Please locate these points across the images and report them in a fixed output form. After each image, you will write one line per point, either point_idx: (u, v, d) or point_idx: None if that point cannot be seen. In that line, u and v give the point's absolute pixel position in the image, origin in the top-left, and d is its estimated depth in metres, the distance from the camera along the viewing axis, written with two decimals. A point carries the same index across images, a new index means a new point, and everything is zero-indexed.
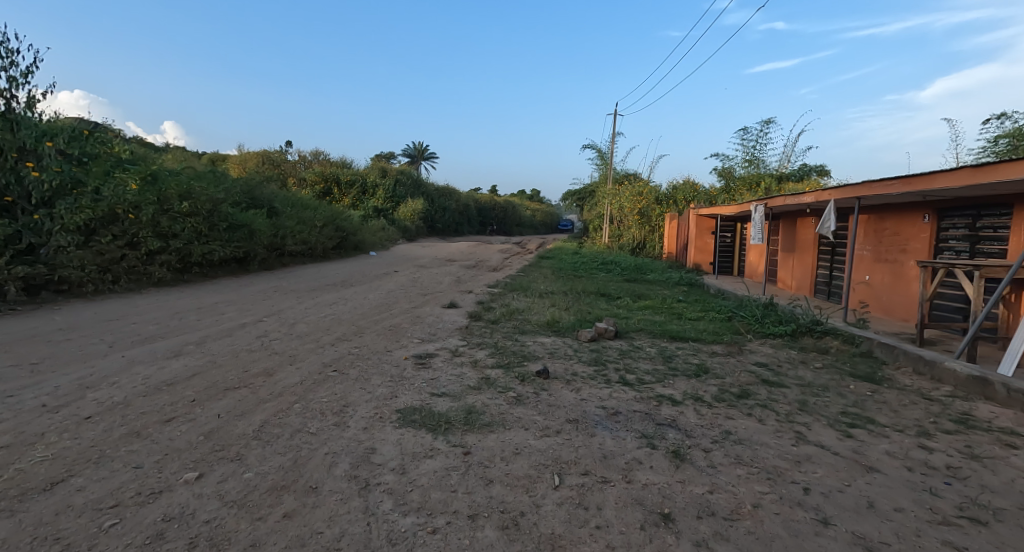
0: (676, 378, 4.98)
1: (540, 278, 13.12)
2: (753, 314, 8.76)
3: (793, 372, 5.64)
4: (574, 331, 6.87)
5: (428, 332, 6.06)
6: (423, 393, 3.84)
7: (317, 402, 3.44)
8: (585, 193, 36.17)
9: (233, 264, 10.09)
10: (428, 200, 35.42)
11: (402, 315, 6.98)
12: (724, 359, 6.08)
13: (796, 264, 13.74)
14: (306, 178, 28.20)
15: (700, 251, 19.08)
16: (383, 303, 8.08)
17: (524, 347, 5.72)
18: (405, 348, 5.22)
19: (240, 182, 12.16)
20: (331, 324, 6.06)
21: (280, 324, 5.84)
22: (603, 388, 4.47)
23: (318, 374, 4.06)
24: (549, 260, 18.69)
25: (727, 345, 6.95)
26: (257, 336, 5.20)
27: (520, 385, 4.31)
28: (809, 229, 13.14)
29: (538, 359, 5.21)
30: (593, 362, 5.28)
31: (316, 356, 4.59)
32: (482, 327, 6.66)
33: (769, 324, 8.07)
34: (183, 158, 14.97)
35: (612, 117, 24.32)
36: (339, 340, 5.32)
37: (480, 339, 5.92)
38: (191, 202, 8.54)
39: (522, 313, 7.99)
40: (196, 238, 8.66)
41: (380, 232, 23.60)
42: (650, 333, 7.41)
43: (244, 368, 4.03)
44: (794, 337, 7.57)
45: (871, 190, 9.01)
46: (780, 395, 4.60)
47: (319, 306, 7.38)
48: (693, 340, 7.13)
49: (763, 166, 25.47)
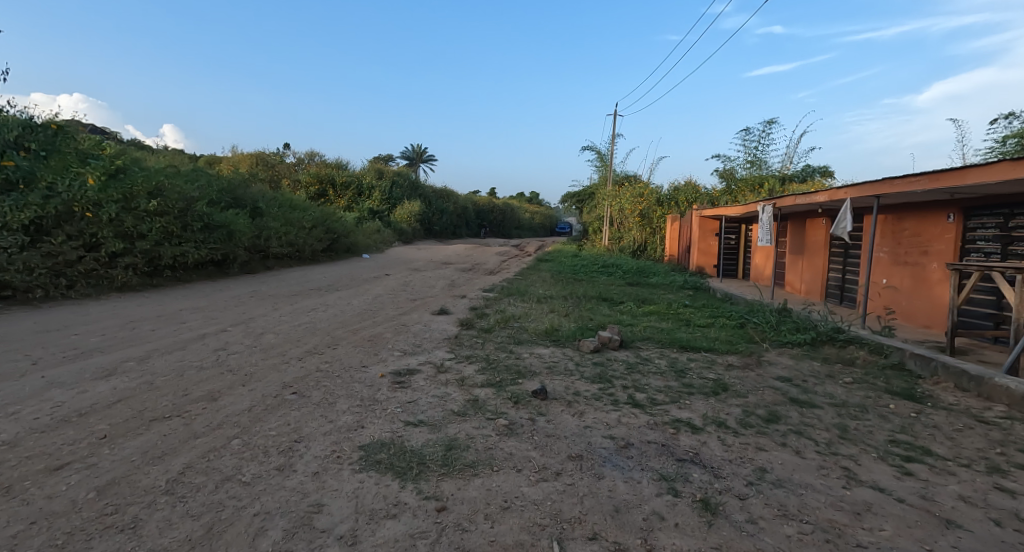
0: (692, 398, 4.35)
1: (538, 281, 12.50)
2: (768, 321, 8.13)
3: (822, 388, 5.00)
4: (575, 341, 6.24)
5: (412, 343, 5.44)
6: (395, 420, 3.22)
7: (262, 436, 2.81)
8: (584, 195, 35.60)
9: (211, 267, 9.46)
10: (425, 202, 34.86)
11: (386, 324, 6.35)
12: (743, 372, 5.46)
13: (806, 266, 13.12)
14: (301, 180, 27.63)
15: (704, 253, 18.43)
16: (367, 309, 7.44)
17: (519, 360, 5.09)
18: (383, 364, 4.60)
19: (222, 182, 11.53)
20: (305, 333, 5.44)
21: (246, 335, 5.22)
22: (610, 411, 3.84)
23: (273, 397, 3.42)
24: (547, 263, 18.05)
25: (743, 356, 6.32)
26: (214, 349, 4.58)
27: (513, 409, 3.68)
28: (820, 230, 12.53)
29: (534, 375, 4.59)
30: (596, 378, 4.66)
31: (276, 374, 3.96)
32: (473, 336, 6.04)
33: (785, 332, 7.46)
34: (167, 157, 14.37)
35: (612, 117, 23.78)
36: (308, 354, 4.69)
37: (470, 351, 5.30)
38: (160, 201, 7.91)
39: (518, 321, 7.36)
40: (166, 240, 8.04)
41: (376, 235, 23.02)
42: (657, 343, 6.78)
43: (184, 391, 3.40)
44: (815, 347, 6.94)
45: (893, 187, 8.39)
46: (814, 419, 3.98)
47: (296, 314, 6.74)
48: (705, 351, 6.50)
49: (767, 167, 24.91)
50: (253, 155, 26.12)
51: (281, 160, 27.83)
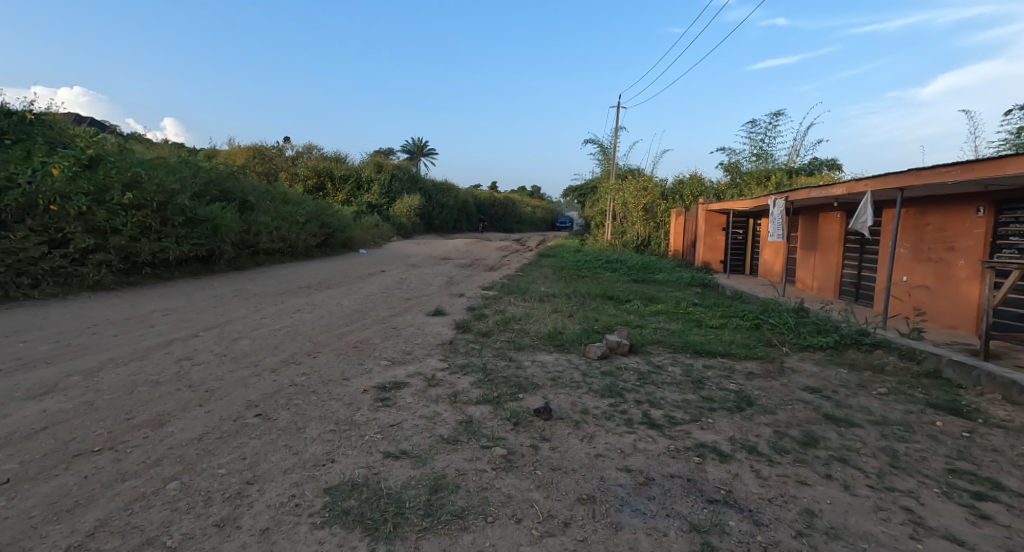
0: (715, 416, 3.85)
1: (540, 279, 11.99)
2: (785, 323, 7.62)
3: (856, 402, 4.50)
4: (581, 345, 5.73)
5: (401, 350, 4.94)
6: (373, 451, 2.73)
7: (207, 475, 2.31)
8: (586, 189, 35.03)
9: (194, 264, 8.98)
10: (425, 196, 34.30)
11: (375, 327, 5.85)
12: (767, 383, 4.95)
13: (819, 263, 12.60)
14: (299, 173, 27.07)
15: (710, 248, 17.90)
16: (357, 310, 6.94)
17: (520, 371, 4.59)
18: (367, 376, 4.09)
19: (209, 174, 11.02)
20: (285, 339, 4.95)
21: (218, 341, 4.72)
22: (624, 435, 3.34)
23: (232, 421, 2.93)
24: (549, 258, 17.52)
25: (763, 362, 5.82)
26: (178, 358, 4.08)
27: (512, 433, 3.19)
28: (835, 225, 11.99)
29: (536, 388, 4.10)
30: (606, 392, 4.15)
31: (242, 390, 3.46)
32: (470, 341, 5.54)
33: (806, 335, 6.94)
34: (155, 149, 13.84)
35: (615, 109, 23.19)
36: (285, 364, 4.19)
37: (466, 359, 4.80)
38: (137, 193, 7.42)
39: (519, 323, 6.86)
40: (143, 235, 7.55)
41: (374, 229, 22.50)
42: (669, 347, 6.28)
43: (127, 411, 2.90)
44: (839, 351, 6.44)
45: (920, 178, 7.84)
46: (857, 442, 3.48)
47: (279, 316, 6.24)
48: (722, 356, 5.99)
49: (773, 160, 24.30)
50: (249, 148, 25.56)
51: (278, 153, 27.29)
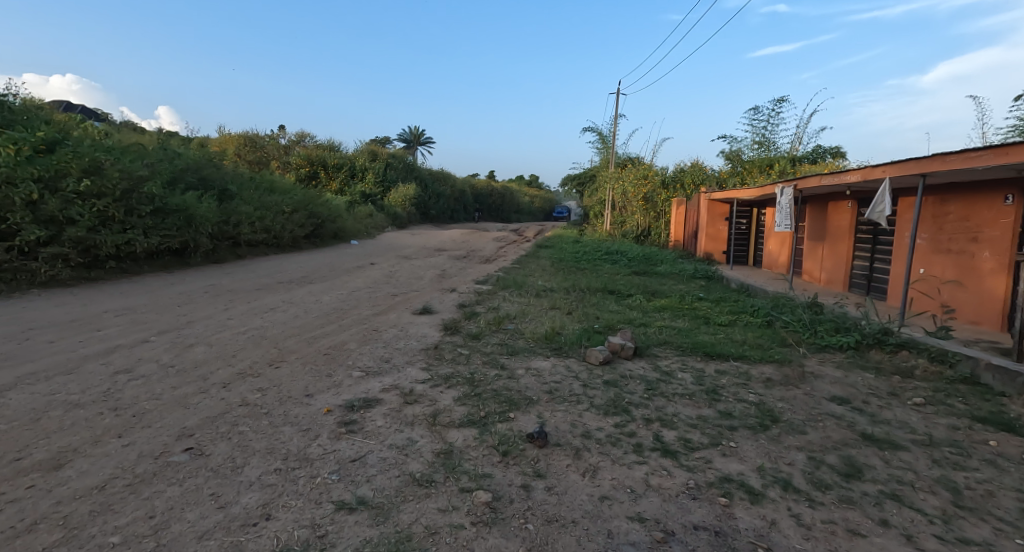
0: (738, 438, 3.31)
1: (537, 271, 11.42)
2: (800, 320, 7.08)
3: (893, 415, 3.96)
4: (580, 349, 5.20)
5: (378, 357, 4.39)
6: (323, 501, 2.18)
7: (92, 547, 1.77)
8: (585, 178, 34.33)
9: (166, 257, 8.47)
10: (421, 185, 33.65)
11: (353, 329, 5.29)
12: (789, 392, 4.42)
13: (828, 253, 12.05)
14: (291, 161, 26.41)
15: (713, 239, 17.32)
16: (337, 309, 6.38)
17: (512, 382, 4.05)
18: (334, 392, 3.54)
19: (186, 162, 10.42)
20: (247, 345, 4.39)
21: (169, 348, 4.17)
22: (633, 467, 2.79)
23: (153, 458, 2.38)
24: (547, 249, 16.99)
25: (781, 366, 5.30)
26: (114, 371, 3.53)
27: (499, 469, 2.64)
28: (845, 214, 11.42)
29: (529, 405, 3.55)
30: (611, 408, 3.62)
31: (179, 413, 2.91)
32: (457, 345, 4.99)
33: (823, 335, 6.41)
34: (133, 136, 13.21)
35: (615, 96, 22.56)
36: (240, 376, 3.64)
37: (451, 368, 4.25)
38: (97, 180, 6.92)
39: (513, 323, 6.30)
40: (104, 225, 7.09)
41: (367, 219, 21.90)
42: (676, 349, 5.73)
43: (21, 447, 2.36)
44: (861, 353, 5.90)
45: (946, 164, 7.25)
46: (909, 472, 2.94)
47: (249, 316, 5.69)
48: (735, 359, 5.45)
49: (775, 148, 23.66)
50: (240, 136, 24.85)
51: (269, 141, 26.60)
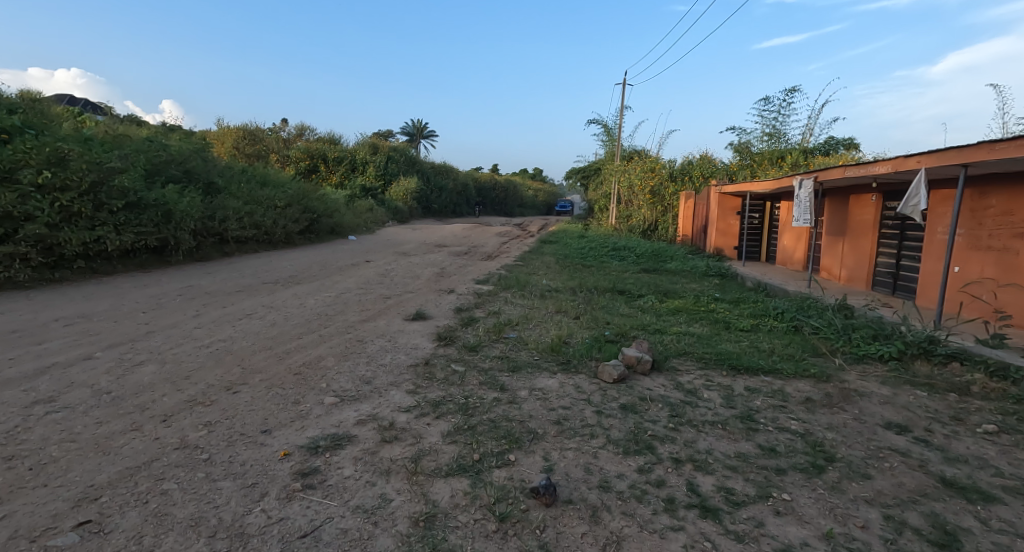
0: (790, 487, 2.69)
1: (541, 270, 10.79)
2: (830, 325, 6.44)
3: (966, 449, 3.33)
4: (591, 364, 4.60)
5: (357, 377, 3.78)
6: None
7: None
8: (589, 171, 33.59)
9: (144, 255, 7.93)
10: (423, 178, 32.99)
11: (335, 341, 4.69)
12: (835, 417, 3.80)
13: (848, 250, 11.37)
14: (290, 155, 25.82)
15: (724, 234, 16.63)
16: (321, 315, 5.78)
17: (513, 409, 3.43)
18: (297, 426, 2.93)
19: (169, 154, 9.84)
20: (206, 363, 3.79)
21: (113, 368, 3.58)
22: (667, 537, 2.18)
23: (29, 541, 1.80)
24: (551, 245, 16.34)
25: (817, 382, 4.68)
26: (32, 400, 2.93)
27: (493, 547, 2.04)
28: (869, 209, 10.72)
29: (533, 442, 2.94)
30: (632, 446, 3.01)
31: (90, 463, 2.31)
32: (451, 360, 4.37)
33: (860, 343, 5.77)
34: (119, 127, 12.63)
35: (621, 87, 21.82)
36: (186, 406, 3.04)
37: (442, 391, 3.65)
38: (59, 171, 6.39)
39: (515, 330, 5.69)
40: (68, 222, 6.55)
41: (367, 213, 21.28)
42: (698, 362, 5.10)
43: None
44: (905, 364, 5.27)
45: (993, 153, 6.56)
46: (1016, 540, 2.31)
47: (219, 324, 5.09)
48: (765, 374, 4.84)
49: (786, 140, 22.91)
50: (238, 128, 24.24)
51: (268, 133, 26.01)
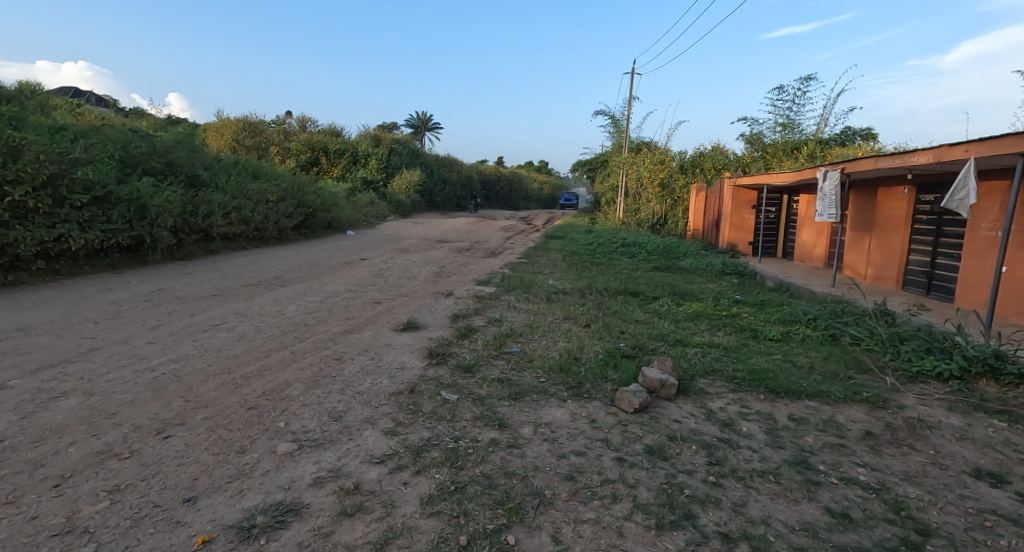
0: None
1: (547, 268, 10.09)
2: (873, 335, 5.72)
3: None
4: (607, 389, 3.90)
5: (325, 412, 3.10)
6: None
7: None
8: (595, 163, 32.80)
9: (115, 255, 7.33)
10: (427, 171, 32.30)
11: (307, 361, 4.02)
12: (910, 460, 3.09)
13: (876, 247, 10.59)
14: (291, 148, 25.17)
15: (738, 228, 15.85)
16: (299, 325, 5.13)
17: (514, 457, 2.76)
18: (233, 491, 2.27)
19: (149, 145, 9.21)
20: (141, 394, 3.13)
21: (24, 402, 2.93)
22: None
23: None
24: (558, 241, 15.63)
25: (874, 410, 3.97)
26: None
27: None
28: (901, 202, 9.92)
29: (537, 515, 2.27)
30: (666, 516, 2.33)
31: None
32: (441, 386, 3.68)
33: (912, 357, 5.03)
34: (103, 117, 12.00)
35: (630, 75, 20.98)
36: (95, 461, 2.39)
37: (427, 431, 2.98)
38: (10, 163, 5.85)
39: (518, 343, 5.00)
40: (21, 220, 5.99)
41: (368, 207, 20.64)
42: (729, 383, 4.40)
43: None
44: (969, 384, 4.54)
45: None
46: None
47: (179, 338, 4.44)
48: (809, 398, 4.14)
49: (801, 130, 22.03)
50: (238, 121, 23.58)
51: (268, 126, 25.34)
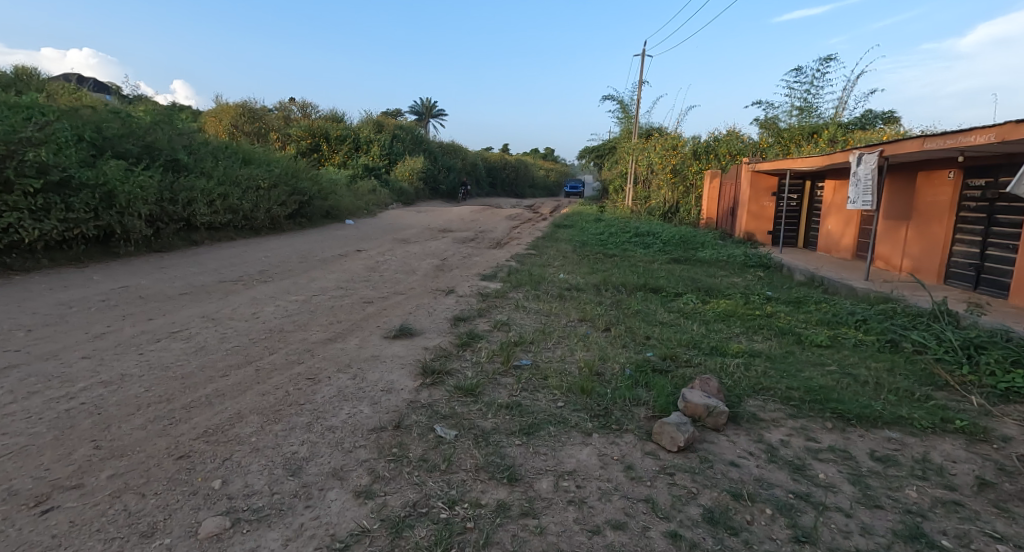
0: None
1: (556, 260, 9.30)
2: (939, 341, 4.93)
3: None
4: (641, 420, 3.13)
5: (279, 463, 2.35)
6: None
7: None
8: (602, 149, 31.78)
9: (80, 246, 6.60)
10: (430, 158, 31.38)
11: (272, 382, 3.27)
12: None
13: (914, 236, 9.73)
14: (290, 134, 24.27)
15: (757, 217, 14.96)
16: (272, 332, 4.36)
17: (531, 537, 2.01)
18: None
19: (124, 126, 8.44)
20: (38, 437, 2.38)
21: None
22: None
23: None
24: (567, 230, 14.80)
25: (973, 445, 3.19)
26: None
27: None
28: (945, 188, 9.04)
29: None
30: None
31: None
32: (434, 417, 2.93)
33: (997, 372, 4.23)
34: (82, 99, 11.20)
35: (641, 57, 20.01)
36: None
37: (413, 492, 2.22)
38: None
39: (528, 353, 4.24)
40: None
41: (369, 195, 19.85)
42: (787, 405, 3.62)
43: None
44: None
45: None
46: None
47: (123, 351, 3.69)
48: (889, 428, 3.36)
49: (818, 113, 21.04)
50: (237, 106, 22.69)
51: (267, 111, 24.45)
